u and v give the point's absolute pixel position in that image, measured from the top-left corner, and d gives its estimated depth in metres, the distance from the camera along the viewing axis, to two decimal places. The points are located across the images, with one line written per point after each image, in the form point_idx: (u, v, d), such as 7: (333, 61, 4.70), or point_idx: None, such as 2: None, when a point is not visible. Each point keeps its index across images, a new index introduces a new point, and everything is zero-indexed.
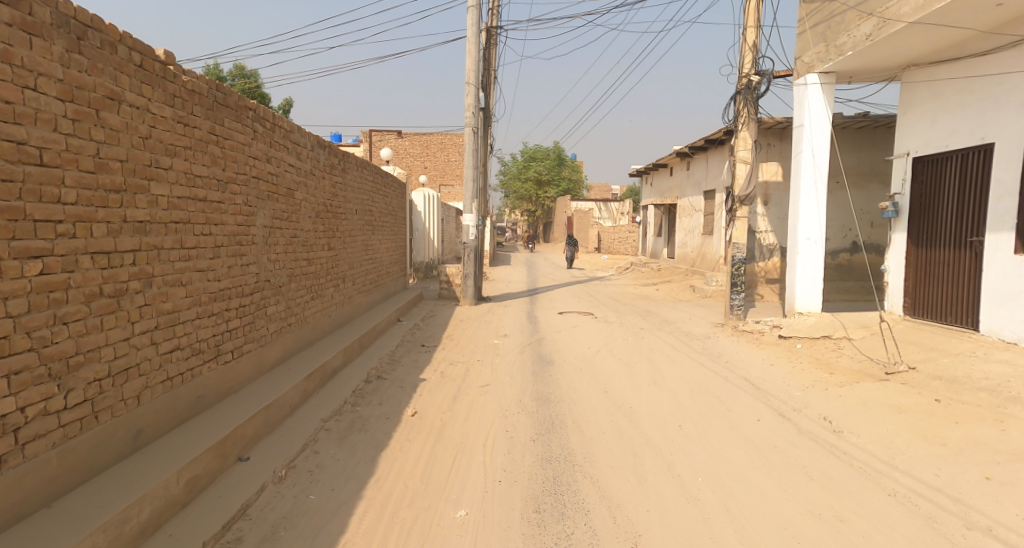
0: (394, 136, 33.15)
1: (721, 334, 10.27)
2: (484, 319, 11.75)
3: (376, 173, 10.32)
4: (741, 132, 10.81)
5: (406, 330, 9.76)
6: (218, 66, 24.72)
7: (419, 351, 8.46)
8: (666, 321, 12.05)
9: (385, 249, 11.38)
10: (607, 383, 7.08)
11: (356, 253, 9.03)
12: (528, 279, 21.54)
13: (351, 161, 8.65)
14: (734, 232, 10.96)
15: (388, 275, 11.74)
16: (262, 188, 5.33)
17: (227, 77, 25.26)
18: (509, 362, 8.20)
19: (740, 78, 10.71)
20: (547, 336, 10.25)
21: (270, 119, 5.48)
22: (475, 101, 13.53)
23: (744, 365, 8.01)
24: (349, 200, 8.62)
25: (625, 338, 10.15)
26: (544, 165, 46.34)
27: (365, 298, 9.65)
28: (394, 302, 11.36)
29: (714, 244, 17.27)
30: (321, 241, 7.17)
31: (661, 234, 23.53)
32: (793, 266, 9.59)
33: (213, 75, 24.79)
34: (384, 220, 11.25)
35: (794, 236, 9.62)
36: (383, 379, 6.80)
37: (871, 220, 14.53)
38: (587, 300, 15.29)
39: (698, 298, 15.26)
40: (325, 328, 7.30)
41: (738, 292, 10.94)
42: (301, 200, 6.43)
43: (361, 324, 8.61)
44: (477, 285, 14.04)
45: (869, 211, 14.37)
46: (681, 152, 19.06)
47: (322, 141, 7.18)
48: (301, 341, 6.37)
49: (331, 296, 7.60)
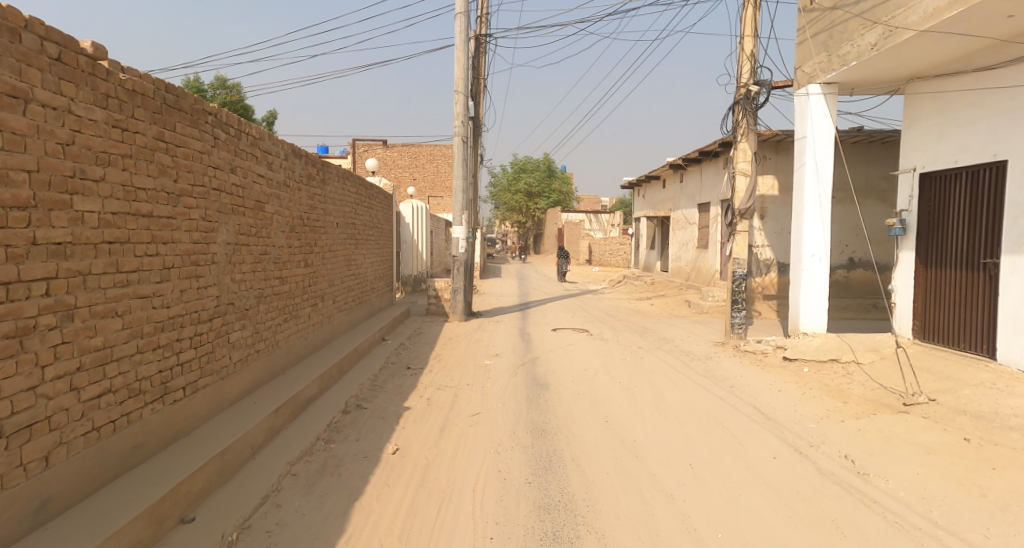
0: (382, 147, 32.65)
1: (723, 354, 9.79)
2: (474, 337, 11.19)
3: (359, 185, 9.79)
4: (740, 144, 10.36)
5: (390, 350, 9.18)
6: (199, 78, 24.22)
7: (404, 374, 7.89)
8: (664, 339, 11.57)
9: (369, 263, 10.84)
10: (609, 411, 6.55)
11: (337, 269, 8.49)
12: (519, 292, 21.02)
13: (331, 171, 8.13)
14: (734, 247, 10.49)
15: (373, 290, 11.19)
16: (225, 201, 4.80)
17: (209, 88, 24.71)
18: (500, 386, 7.67)
19: (739, 88, 10.28)
20: (541, 356, 9.71)
21: (236, 124, 4.98)
22: (463, 110, 13.03)
23: (750, 391, 7.51)
24: (329, 213, 8.09)
25: (623, 358, 9.64)
26: (534, 177, 46.02)
27: (348, 317, 9.10)
28: (379, 319, 10.79)
29: (709, 258, 16.84)
30: (296, 258, 6.64)
31: (654, 247, 23.13)
32: (797, 284, 9.10)
33: (194, 86, 24.27)
34: (369, 233, 10.71)
35: (798, 252, 9.13)
36: (365, 407, 6.24)
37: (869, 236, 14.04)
38: (581, 316, 14.78)
39: (694, 314, 14.82)
40: (301, 352, 6.74)
41: (739, 310, 10.47)
42: (274, 214, 5.91)
43: (342, 345, 8.04)
44: (466, 300, 13.48)
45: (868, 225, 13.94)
46: (675, 164, 18.65)
47: (298, 150, 6.66)
48: (272, 368, 5.82)
49: (308, 317, 7.05)
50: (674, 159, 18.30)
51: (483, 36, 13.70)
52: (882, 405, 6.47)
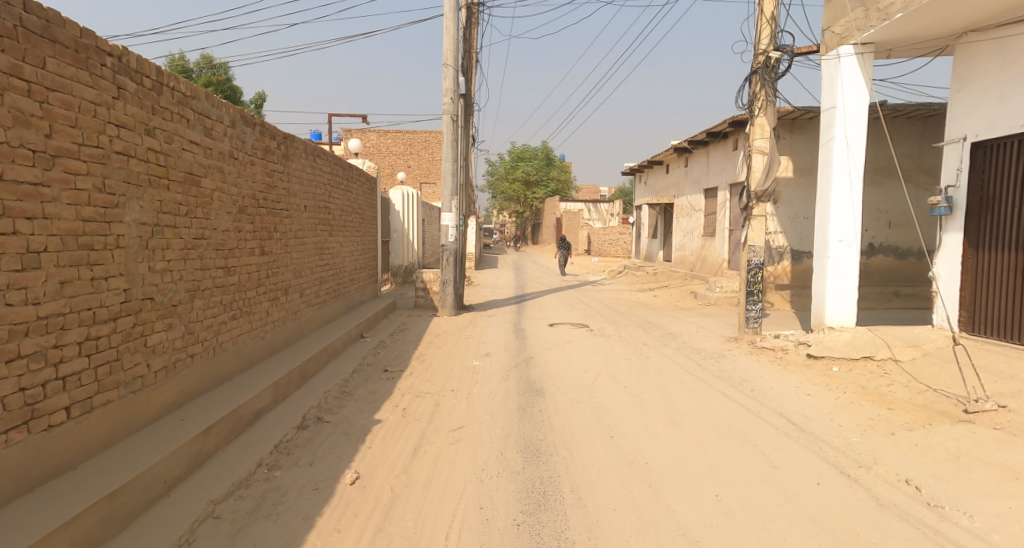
0: (376, 133, 31.60)
1: (738, 351, 8.86)
2: (465, 333, 10.26)
3: (333, 164, 8.80)
4: (757, 119, 9.40)
5: (367, 349, 8.24)
6: (184, 58, 23.29)
7: (380, 378, 6.95)
8: (671, 334, 10.65)
9: (348, 253, 9.88)
10: (614, 425, 5.63)
11: (306, 260, 7.53)
12: (515, 284, 20.10)
13: (297, 146, 7.15)
14: (749, 233, 9.52)
15: (353, 283, 10.21)
16: (140, 170, 3.82)
17: (194, 67, 23.71)
18: (490, 392, 6.74)
19: (757, 55, 9.30)
20: (537, 354, 8.78)
21: (155, 74, 3.99)
22: (453, 86, 12.03)
23: (775, 395, 6.59)
24: (295, 195, 7.12)
25: (628, 357, 8.70)
26: (532, 166, 44.99)
27: (320, 312, 8.13)
28: (359, 314, 9.82)
29: (716, 247, 15.88)
30: (247, 244, 5.65)
31: (656, 236, 22.18)
32: (823, 273, 8.13)
33: (179, 66, 23.34)
34: (347, 218, 9.75)
35: (824, 237, 8.15)
36: (327, 422, 5.30)
37: (889, 220, 13.04)
38: (580, 309, 13.82)
39: (701, 306, 13.90)
40: (255, 355, 5.78)
41: (754, 302, 9.52)
42: (214, 190, 4.93)
43: (310, 344, 7.09)
44: (457, 293, 12.50)
45: (888, 209, 12.97)
46: (680, 147, 17.67)
47: (250, 117, 5.67)
48: (212, 377, 4.85)
49: (265, 313, 6.09)
50: (679, 141, 17.32)
51: (475, 6, 12.68)
52: (936, 413, 5.54)
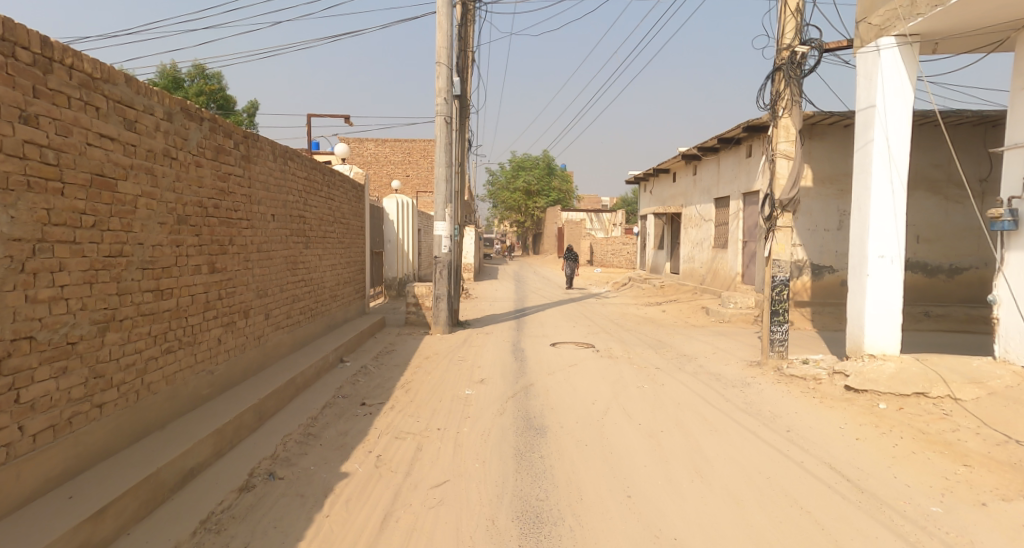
0: (374, 141, 30.77)
1: (763, 380, 7.87)
2: (456, 355, 9.27)
3: (309, 168, 7.88)
4: (781, 120, 8.46)
5: (345, 376, 7.28)
6: (176, 66, 22.62)
7: (355, 414, 5.98)
8: (685, 356, 9.70)
9: (330, 267, 8.96)
10: (631, 479, 4.67)
11: (274, 276, 6.60)
12: (515, 297, 19.15)
13: (262, 146, 6.24)
14: (773, 246, 8.54)
15: (335, 300, 9.25)
16: (12, 170, 3.05)
17: (186, 75, 23.17)
18: (481, 431, 5.77)
19: (781, 50, 8.36)
20: (538, 382, 7.77)
21: (33, 49, 3.15)
22: (447, 86, 11.13)
23: (817, 439, 5.61)
24: (259, 202, 6.19)
25: (639, 385, 7.71)
26: (533, 175, 44.21)
27: (292, 334, 7.19)
28: (340, 334, 8.87)
29: (728, 259, 14.94)
30: (193, 261, 4.72)
31: (662, 247, 21.24)
32: (861, 293, 7.17)
33: (169, 74, 22.66)
34: (328, 227, 8.85)
35: (861, 252, 7.20)
36: (282, 478, 4.33)
37: (916, 233, 12.08)
38: (584, 326, 12.85)
39: (714, 323, 12.92)
40: (202, 393, 4.85)
41: (779, 324, 8.57)
42: (141, 197, 4.04)
43: (277, 373, 6.13)
44: (450, 309, 11.53)
45: (915, 223, 12.03)
46: (689, 154, 16.76)
47: (194, 110, 4.76)
48: (131, 429, 3.93)
49: (217, 343, 5.16)
50: (688, 148, 16.41)
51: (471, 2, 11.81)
52: None
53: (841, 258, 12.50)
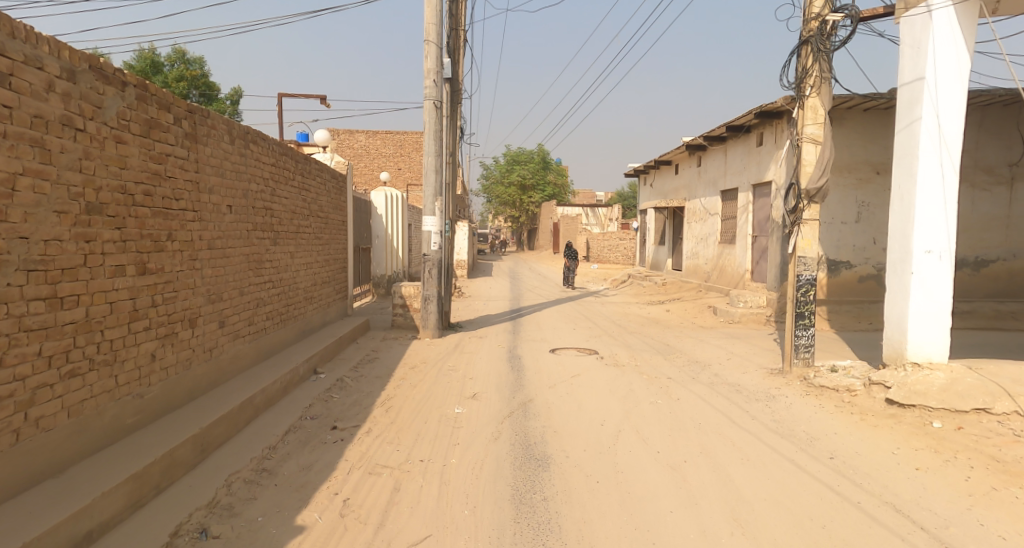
0: (365, 133, 29.77)
1: (790, 393, 7.00)
2: (447, 362, 8.40)
3: (277, 153, 6.95)
4: (809, 100, 7.58)
5: (316, 392, 6.38)
6: (155, 50, 21.82)
7: (323, 441, 5.09)
8: (697, 363, 8.85)
9: (303, 265, 8.02)
10: (657, 532, 3.80)
11: (231, 276, 5.66)
12: (511, 295, 18.28)
13: (215, 124, 5.30)
14: (799, 241, 7.65)
15: (310, 302, 8.32)
16: None
17: (167, 61, 22.39)
18: (473, 463, 4.90)
19: (808, 21, 7.56)
20: (537, 396, 6.91)
21: None
22: (436, 66, 10.21)
23: (868, 468, 4.74)
24: (210, 190, 5.25)
25: (652, 400, 6.83)
26: (528, 169, 43.27)
27: (256, 344, 6.24)
28: (317, 341, 7.93)
29: (737, 255, 14.11)
30: (112, 260, 3.76)
31: (663, 242, 20.39)
32: (903, 293, 6.34)
33: (148, 58, 21.84)
34: (302, 221, 7.92)
35: (904, 246, 6.37)
36: (217, 536, 3.42)
37: None
38: (584, 327, 12.00)
39: (723, 324, 12.09)
40: (129, 424, 3.93)
41: (805, 328, 7.70)
42: (25, 175, 3.11)
43: (233, 392, 5.18)
44: (441, 310, 10.62)
45: None
46: (694, 144, 15.90)
47: (113, 73, 3.82)
48: (9, 479, 3.01)
49: (151, 360, 4.23)
50: (693, 138, 15.55)
51: None
52: None
53: (859, 253, 11.64)
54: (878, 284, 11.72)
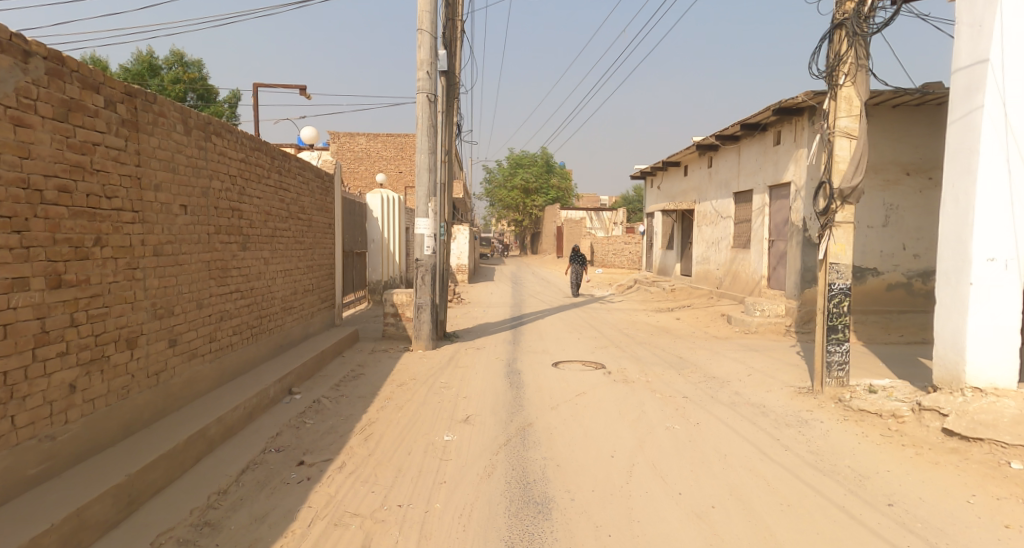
0: (365, 136, 29.07)
1: (824, 417, 6.19)
2: (439, 378, 7.63)
3: (246, 148, 6.18)
4: (844, 89, 6.72)
5: (288, 416, 5.63)
6: (152, 53, 21.41)
7: (285, 480, 4.34)
8: (715, 379, 8.09)
9: (279, 272, 7.24)
10: None
11: (185, 287, 4.85)
12: (513, 300, 17.51)
13: (166, 110, 4.53)
14: (831, 246, 6.86)
15: (288, 313, 7.55)
16: None
17: (164, 64, 21.93)
18: (460, 507, 4.15)
19: (842, 4, 6.75)
20: (538, 419, 6.12)
21: None
22: (430, 57, 9.46)
23: (936, 525, 3.96)
24: (157, 186, 4.42)
25: (668, 425, 6.04)
26: (531, 172, 42.52)
27: (217, 362, 5.45)
28: (295, 356, 7.14)
29: (751, 260, 13.34)
30: (7, 271, 3.10)
31: (671, 247, 19.59)
32: (960, 307, 5.59)
33: (145, 61, 21.46)
34: (277, 223, 7.13)
35: (961, 252, 5.61)
36: None
37: None
38: (590, 337, 11.23)
39: (739, 335, 11.31)
40: (32, 474, 3.24)
41: (838, 343, 6.89)
42: None
43: (183, 422, 4.40)
44: (436, 319, 9.84)
45: None
46: (705, 143, 15.12)
47: (9, 39, 3.11)
48: None
49: (67, 391, 3.49)
50: (704, 137, 14.77)
51: None
52: None
53: (886, 259, 10.76)
54: (907, 292, 10.84)
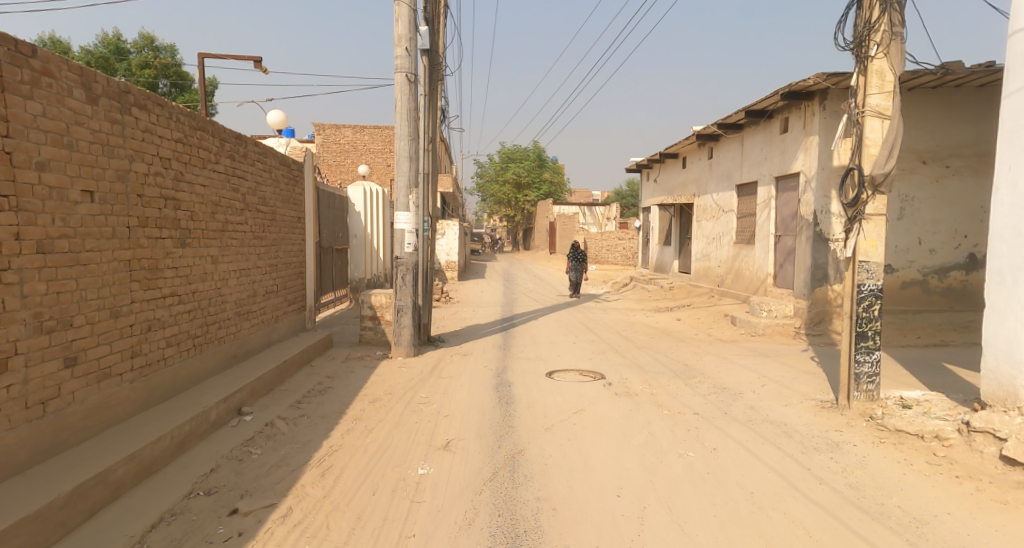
0: (351, 128, 28.08)
1: (857, 440, 5.33)
2: (418, 393, 6.74)
3: (185, 128, 5.32)
4: (874, 62, 5.86)
5: (231, 445, 4.71)
6: (118, 35, 20.59)
7: (210, 538, 3.47)
8: (725, 390, 7.26)
9: (233, 271, 6.34)
10: None
11: (90, 292, 4.01)
12: (503, 299, 16.67)
13: (56, 71, 3.76)
14: (860, 242, 6.02)
15: (245, 320, 6.65)
16: None
17: (133, 48, 21.03)
18: None
19: None
20: (530, 445, 5.25)
21: None
22: (408, 32, 8.53)
23: None
24: (43, 165, 3.65)
25: (681, 452, 5.19)
26: (523, 167, 41.58)
27: (143, 382, 4.59)
28: (252, 370, 6.24)
29: (756, 257, 12.52)
30: None
31: (669, 242, 18.74)
32: (1017, 312, 4.76)
33: (111, 45, 20.70)
34: (230, 215, 6.25)
35: (1018, 249, 4.78)
36: None
37: (981, 205, 9.78)
38: (585, 341, 10.39)
39: (744, 337, 10.50)
40: None
41: (869, 351, 6.05)
42: None
43: (74, 466, 3.51)
44: (417, 323, 8.95)
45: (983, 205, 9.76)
46: (706, 133, 14.27)
47: None
48: None
49: None
50: (706, 126, 13.92)
51: None
52: None
53: (901, 254, 9.93)
54: (923, 290, 9.96)
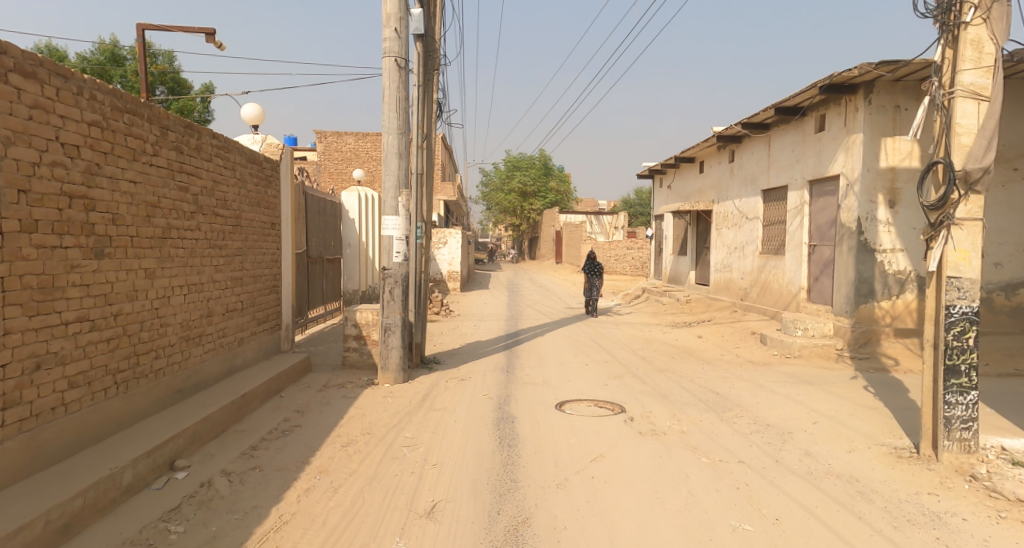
0: (353, 135, 27.07)
1: (964, 511, 4.12)
2: (402, 433, 5.57)
3: (105, 108, 4.19)
4: (969, 30, 4.72)
5: (142, 523, 3.56)
6: (115, 41, 19.61)
7: None
8: (771, 428, 6.05)
9: (178, 286, 5.19)
10: None
11: None
12: (508, 313, 15.49)
13: None
14: (950, 253, 4.84)
15: (196, 345, 5.50)
16: None
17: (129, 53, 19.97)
18: None
19: None
20: (539, 512, 4.07)
21: None
22: (399, 11, 7.42)
23: None
24: None
25: (735, 525, 3.98)
26: (528, 175, 40.51)
27: (25, 438, 3.46)
28: (199, 407, 5.08)
29: (787, 267, 11.32)
30: None
31: (684, 252, 17.54)
32: None
33: (108, 50, 19.64)
34: (174, 218, 5.11)
35: None
36: None
37: None
38: (600, 363, 9.20)
39: (779, 359, 9.29)
40: None
41: (961, 392, 4.86)
42: None
43: None
44: (406, 343, 7.78)
45: None
46: (729, 133, 13.11)
47: None
48: None
49: None
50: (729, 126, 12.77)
51: None
52: None
53: None
54: (989, 308, 8.76)
